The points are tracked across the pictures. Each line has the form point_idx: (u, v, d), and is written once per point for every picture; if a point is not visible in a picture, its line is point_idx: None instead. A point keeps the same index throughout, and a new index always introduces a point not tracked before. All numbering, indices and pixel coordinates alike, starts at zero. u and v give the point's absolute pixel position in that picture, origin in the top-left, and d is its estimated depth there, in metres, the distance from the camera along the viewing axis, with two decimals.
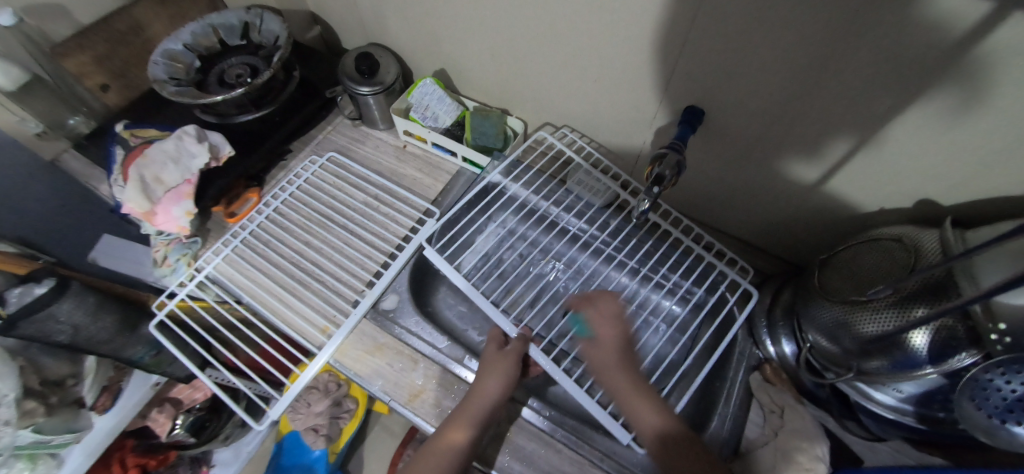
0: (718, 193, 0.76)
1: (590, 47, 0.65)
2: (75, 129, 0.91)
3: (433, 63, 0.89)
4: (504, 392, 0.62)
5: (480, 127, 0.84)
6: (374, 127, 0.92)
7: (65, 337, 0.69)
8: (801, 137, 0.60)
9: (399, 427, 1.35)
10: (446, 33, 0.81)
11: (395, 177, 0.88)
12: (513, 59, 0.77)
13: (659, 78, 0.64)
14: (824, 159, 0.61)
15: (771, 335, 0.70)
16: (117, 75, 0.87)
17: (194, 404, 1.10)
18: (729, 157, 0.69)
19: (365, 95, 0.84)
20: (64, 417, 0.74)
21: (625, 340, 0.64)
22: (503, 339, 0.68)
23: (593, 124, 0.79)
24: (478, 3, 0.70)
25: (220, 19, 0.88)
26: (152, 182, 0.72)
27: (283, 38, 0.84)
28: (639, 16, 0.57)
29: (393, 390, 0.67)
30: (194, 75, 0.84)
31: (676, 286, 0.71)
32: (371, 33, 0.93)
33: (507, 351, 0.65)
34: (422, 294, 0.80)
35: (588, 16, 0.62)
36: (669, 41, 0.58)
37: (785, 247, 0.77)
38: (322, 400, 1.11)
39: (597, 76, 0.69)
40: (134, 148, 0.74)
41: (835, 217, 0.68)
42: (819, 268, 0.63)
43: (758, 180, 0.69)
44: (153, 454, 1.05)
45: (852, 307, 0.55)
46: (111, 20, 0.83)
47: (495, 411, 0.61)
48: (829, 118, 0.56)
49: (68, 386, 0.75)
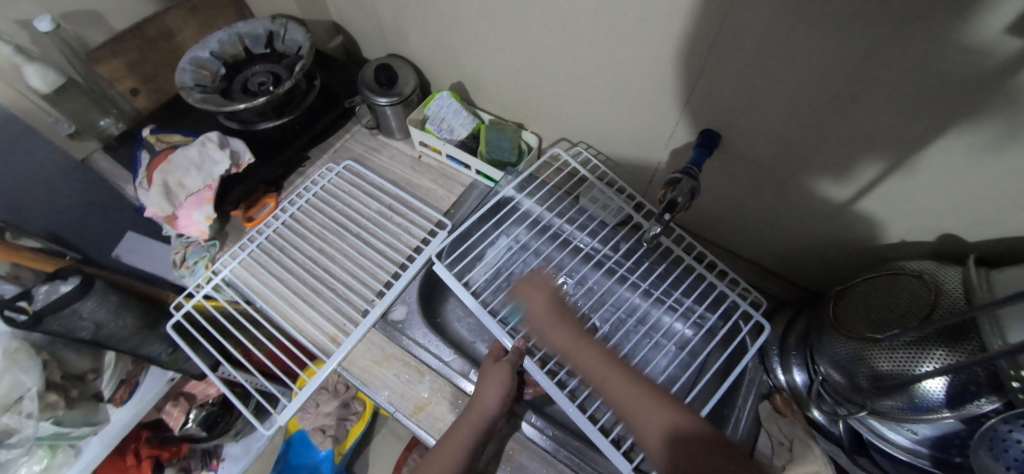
0: (734, 216, 0.75)
1: (607, 64, 0.65)
2: (106, 130, 0.93)
3: (452, 76, 0.90)
4: (502, 403, 0.62)
5: (495, 140, 0.85)
6: (391, 136, 0.93)
7: (87, 333, 0.72)
8: (819, 167, 0.59)
9: (405, 432, 1.36)
10: (466, 47, 0.82)
11: (409, 187, 0.89)
12: (530, 74, 0.77)
13: (677, 99, 0.63)
14: (842, 188, 0.60)
15: (783, 363, 0.68)
16: (147, 80, 0.90)
17: (206, 400, 1.12)
18: (746, 181, 0.68)
19: (383, 106, 0.85)
20: (83, 410, 0.77)
21: (562, 307, 0.63)
22: (501, 352, 0.68)
23: (608, 142, 0.79)
24: (499, 18, 0.71)
25: (247, 28, 0.90)
26: (175, 187, 0.74)
27: (307, 48, 0.86)
28: (659, 36, 0.57)
29: (399, 401, 0.68)
30: (220, 82, 0.86)
31: (686, 309, 0.69)
32: (392, 44, 0.94)
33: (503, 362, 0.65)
34: (431, 305, 0.81)
35: (607, 34, 0.61)
36: (689, 61, 0.58)
37: (801, 273, 0.76)
38: (331, 401, 1.13)
39: (614, 93, 0.69)
40: (158, 153, 0.77)
41: (855, 246, 0.66)
42: (835, 300, 0.61)
43: (776, 204, 0.68)
44: (165, 446, 1.08)
45: (864, 343, 0.54)
46: (143, 26, 0.86)
47: (494, 423, 0.61)
48: (851, 149, 0.55)
49: (89, 380, 0.78)
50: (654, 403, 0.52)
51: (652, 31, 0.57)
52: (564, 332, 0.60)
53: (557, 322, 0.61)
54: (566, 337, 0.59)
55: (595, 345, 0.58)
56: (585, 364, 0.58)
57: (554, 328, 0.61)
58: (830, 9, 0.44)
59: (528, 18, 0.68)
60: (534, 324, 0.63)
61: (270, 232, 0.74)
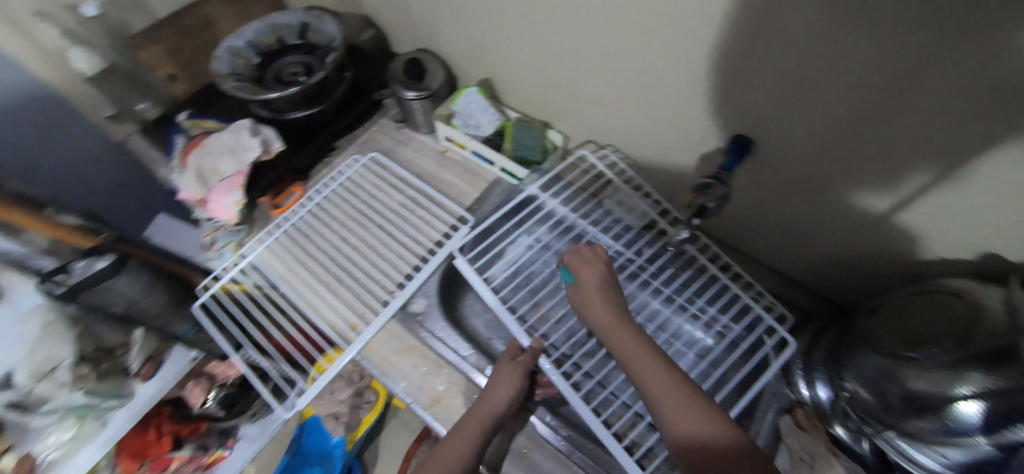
0: (763, 223, 0.74)
1: (639, 64, 0.65)
2: (143, 114, 0.95)
3: (480, 72, 0.91)
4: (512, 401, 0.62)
5: (522, 138, 0.85)
6: (418, 130, 0.94)
7: (120, 307, 0.74)
8: (855, 177, 0.58)
9: (417, 424, 1.38)
10: (496, 44, 0.82)
11: (434, 182, 0.89)
12: (559, 72, 0.77)
13: (710, 102, 0.62)
14: (879, 198, 0.58)
15: (807, 377, 0.66)
16: (185, 66, 0.93)
17: (226, 381, 1.16)
18: (777, 187, 0.66)
19: (411, 100, 0.86)
20: (111, 384, 0.77)
21: (611, 288, 0.60)
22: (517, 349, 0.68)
23: (635, 143, 0.78)
24: (531, 15, 0.71)
25: (281, 19, 0.92)
26: (209, 171, 0.77)
27: (339, 41, 0.87)
28: (693, 38, 0.56)
29: (416, 392, 0.69)
30: (254, 71, 0.88)
31: (708, 317, 0.68)
32: (422, 38, 0.95)
33: (518, 362, 0.65)
34: (451, 300, 0.81)
35: (641, 34, 0.61)
36: (724, 64, 0.57)
37: (829, 285, 0.74)
38: (345, 388, 1.15)
39: (645, 94, 0.68)
40: (194, 138, 0.80)
41: (889, 260, 0.64)
42: (867, 315, 0.60)
43: (807, 212, 0.66)
44: (186, 423, 1.12)
45: (899, 361, 0.52)
46: (183, 15, 0.89)
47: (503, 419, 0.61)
48: (888, 160, 0.53)
49: (118, 355, 0.80)
50: (682, 398, 0.48)
51: (688, 32, 0.56)
52: (606, 309, 0.57)
53: (601, 300, 0.58)
54: (606, 315, 0.57)
55: (632, 329, 0.55)
56: (620, 346, 0.55)
57: (597, 303, 0.58)
58: (876, 14, 0.43)
59: (561, 16, 0.67)
60: (582, 296, 0.60)
61: (298, 221, 0.76)
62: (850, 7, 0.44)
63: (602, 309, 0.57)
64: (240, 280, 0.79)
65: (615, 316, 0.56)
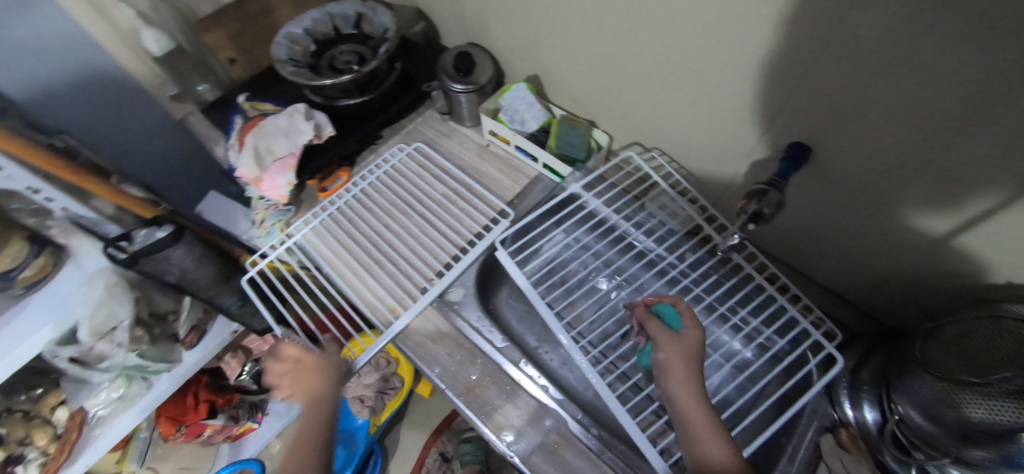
0: (813, 236, 0.71)
1: (694, 69, 0.64)
2: (202, 95, 1.01)
3: (529, 68, 0.91)
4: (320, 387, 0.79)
5: (566, 136, 0.84)
6: (462, 123, 0.95)
7: (173, 277, 0.78)
8: (916, 195, 0.55)
9: (437, 414, 1.40)
10: (546, 41, 0.82)
11: (476, 175, 0.90)
12: (609, 72, 0.76)
13: (766, 109, 0.61)
14: (945, 217, 0.55)
15: (852, 399, 0.64)
16: (244, 51, 0.96)
17: (261, 356, 1.19)
18: (831, 201, 0.64)
19: (458, 93, 0.87)
20: (162, 348, 0.83)
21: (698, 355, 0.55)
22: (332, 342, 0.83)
23: (683, 147, 0.77)
24: (585, 14, 0.71)
25: (338, 9, 0.94)
26: (264, 152, 0.79)
27: (392, 32, 0.89)
28: (755, 42, 0.55)
29: (450, 379, 0.70)
30: (310, 58, 0.91)
31: (750, 328, 0.66)
32: (472, 33, 0.96)
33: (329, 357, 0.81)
34: (487, 292, 0.82)
35: (699, 39, 0.60)
36: (786, 72, 0.55)
37: (880, 305, 0.71)
38: (372, 373, 1.21)
39: (697, 99, 0.67)
40: (251, 119, 0.82)
41: (950, 284, 0.61)
42: (923, 337, 0.57)
43: (862, 229, 0.64)
44: (221, 393, 1.17)
45: (958, 387, 0.50)
46: (246, 1, 0.92)
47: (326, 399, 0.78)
48: (958, 181, 0.51)
49: (169, 321, 0.86)
50: None
51: (749, 38, 0.55)
52: (684, 360, 0.53)
53: (688, 366, 0.53)
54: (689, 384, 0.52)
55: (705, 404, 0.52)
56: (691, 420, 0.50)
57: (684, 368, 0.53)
58: (957, 31, 0.41)
59: (616, 17, 0.67)
60: (670, 350, 0.54)
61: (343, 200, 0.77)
62: (927, 21, 0.42)
63: (671, 349, 0.54)
64: (285, 259, 0.81)
65: (687, 358, 0.53)
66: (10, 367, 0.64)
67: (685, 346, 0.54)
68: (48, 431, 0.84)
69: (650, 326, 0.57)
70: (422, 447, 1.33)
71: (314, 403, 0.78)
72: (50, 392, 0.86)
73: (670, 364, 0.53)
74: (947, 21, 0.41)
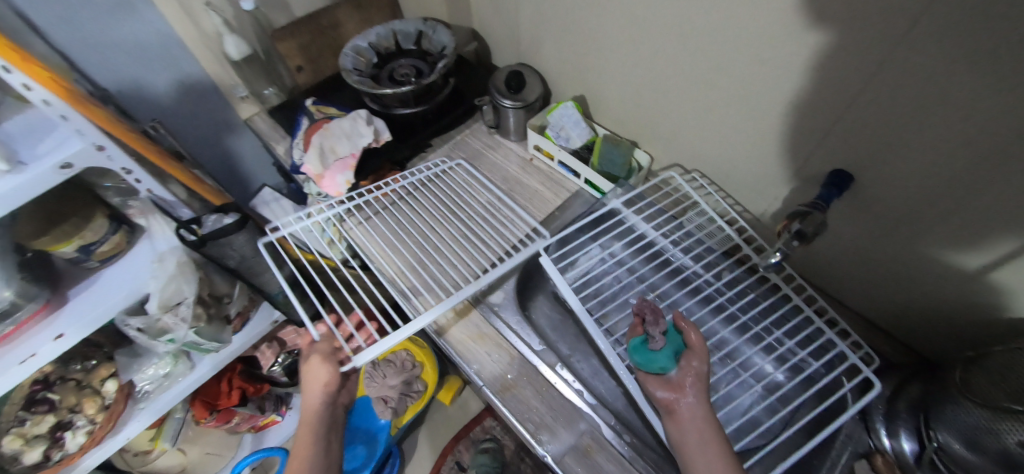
0: (850, 264, 0.73)
1: (738, 96, 0.68)
2: (269, 100, 1.10)
3: (576, 89, 0.96)
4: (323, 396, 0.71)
5: (609, 154, 0.87)
6: (507, 137, 1.00)
7: (233, 262, 0.83)
8: (957, 228, 0.57)
9: (456, 422, 1.41)
10: (595, 64, 0.87)
11: (519, 186, 0.95)
12: (654, 96, 0.80)
13: (807, 137, 0.64)
14: (988, 250, 0.56)
15: (889, 429, 0.64)
16: (312, 60, 1.04)
17: (294, 348, 1.23)
18: (868, 231, 0.66)
19: (508, 108, 0.92)
20: (215, 328, 0.88)
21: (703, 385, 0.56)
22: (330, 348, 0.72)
23: (723, 171, 0.79)
24: (636, 42, 0.76)
25: (401, 26, 1.02)
26: (328, 151, 0.86)
27: (450, 49, 0.96)
28: (800, 74, 0.59)
29: (487, 377, 0.73)
30: (372, 69, 0.98)
31: (785, 348, 0.67)
32: (523, 54, 1.02)
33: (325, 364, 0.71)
34: (525, 298, 0.85)
35: (744, 69, 0.64)
36: (830, 102, 0.58)
37: (919, 337, 0.71)
38: (397, 374, 1.24)
39: (739, 125, 0.71)
40: (317, 120, 0.89)
41: (990, 320, 0.61)
42: (963, 365, 0.58)
43: (900, 259, 0.65)
44: (253, 382, 1.21)
45: (998, 414, 0.51)
46: (318, 16, 1.01)
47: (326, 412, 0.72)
48: (1001, 216, 0.52)
49: (223, 303, 0.90)
50: None
51: (794, 70, 0.59)
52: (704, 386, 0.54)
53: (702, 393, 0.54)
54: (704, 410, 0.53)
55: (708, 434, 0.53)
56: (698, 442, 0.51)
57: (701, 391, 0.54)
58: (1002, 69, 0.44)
59: (665, 46, 0.72)
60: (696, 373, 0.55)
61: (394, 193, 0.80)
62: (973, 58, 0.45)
63: (703, 370, 0.55)
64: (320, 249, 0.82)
65: (706, 384, 0.55)
66: (81, 330, 0.73)
67: (710, 374, 0.55)
68: (97, 402, 0.90)
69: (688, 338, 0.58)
70: (439, 454, 1.33)
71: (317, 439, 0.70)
72: (103, 365, 0.92)
73: (701, 383, 0.54)
74: (991, 60, 0.44)
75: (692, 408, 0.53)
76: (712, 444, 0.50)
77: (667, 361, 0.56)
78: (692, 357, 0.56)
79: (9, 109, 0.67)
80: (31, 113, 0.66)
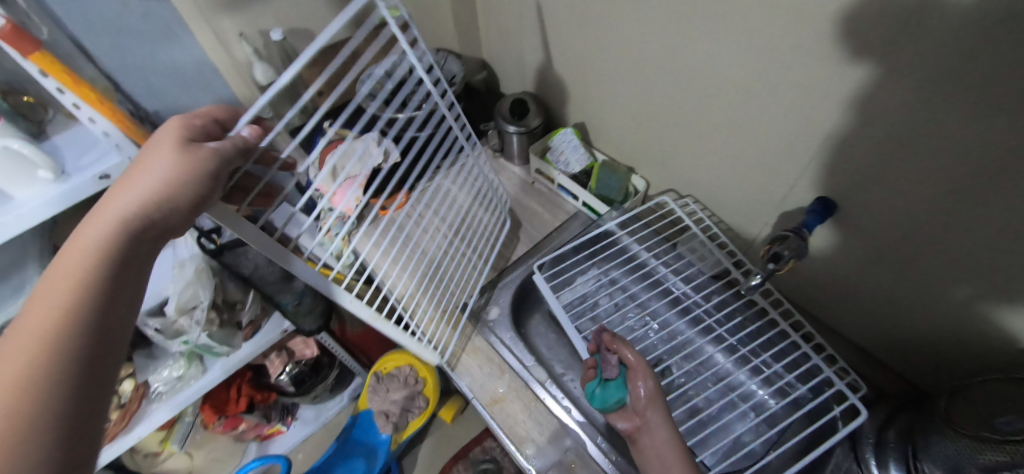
0: (841, 291, 0.73)
1: (725, 126, 0.71)
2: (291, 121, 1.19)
3: (578, 116, 1.00)
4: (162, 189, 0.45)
5: (606, 180, 0.92)
6: (511, 161, 1.05)
7: (248, 270, 0.88)
8: (940, 256, 0.58)
9: (457, 440, 1.41)
10: (594, 93, 0.91)
11: (519, 206, 0.99)
12: (649, 124, 0.84)
13: (792, 165, 0.66)
14: (972, 279, 0.56)
15: (879, 462, 0.62)
16: (331, 86, 1.13)
17: (302, 359, 1.26)
18: (856, 257, 0.67)
19: (511, 133, 0.97)
20: (226, 332, 0.93)
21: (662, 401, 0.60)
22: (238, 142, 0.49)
23: (715, 196, 0.82)
24: (630, 72, 0.80)
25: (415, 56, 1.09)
26: (340, 169, 0.90)
27: (459, 78, 1.02)
28: (779, 107, 0.62)
29: (478, 389, 0.76)
30: (386, 95, 1.05)
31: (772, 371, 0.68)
32: (529, 83, 1.08)
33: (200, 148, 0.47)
34: (520, 315, 0.88)
35: (730, 100, 0.67)
36: (810, 132, 0.61)
37: (912, 365, 0.71)
38: (400, 389, 1.23)
39: (730, 153, 0.74)
40: (333, 142, 0.95)
41: (980, 349, 0.61)
42: (949, 394, 0.58)
43: (888, 286, 0.66)
44: (261, 390, 1.25)
45: (984, 444, 0.50)
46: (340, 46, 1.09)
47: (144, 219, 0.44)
48: (981, 245, 0.53)
49: (236, 310, 0.95)
50: None
51: (775, 102, 0.62)
52: (653, 407, 0.58)
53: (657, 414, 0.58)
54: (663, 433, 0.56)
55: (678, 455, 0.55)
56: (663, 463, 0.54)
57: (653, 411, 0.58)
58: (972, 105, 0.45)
59: (658, 79, 0.76)
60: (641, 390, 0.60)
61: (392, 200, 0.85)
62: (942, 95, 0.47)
63: (653, 389, 0.60)
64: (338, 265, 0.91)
65: (663, 401, 0.60)
66: None
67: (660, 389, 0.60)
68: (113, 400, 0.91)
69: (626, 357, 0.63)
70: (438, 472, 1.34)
71: (70, 286, 0.40)
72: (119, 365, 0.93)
73: (653, 401, 0.59)
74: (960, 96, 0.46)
75: (654, 433, 0.57)
76: (675, 463, 0.53)
77: (619, 392, 0.61)
78: (641, 378, 0.61)
79: (59, 125, 0.74)
80: (79, 129, 0.74)
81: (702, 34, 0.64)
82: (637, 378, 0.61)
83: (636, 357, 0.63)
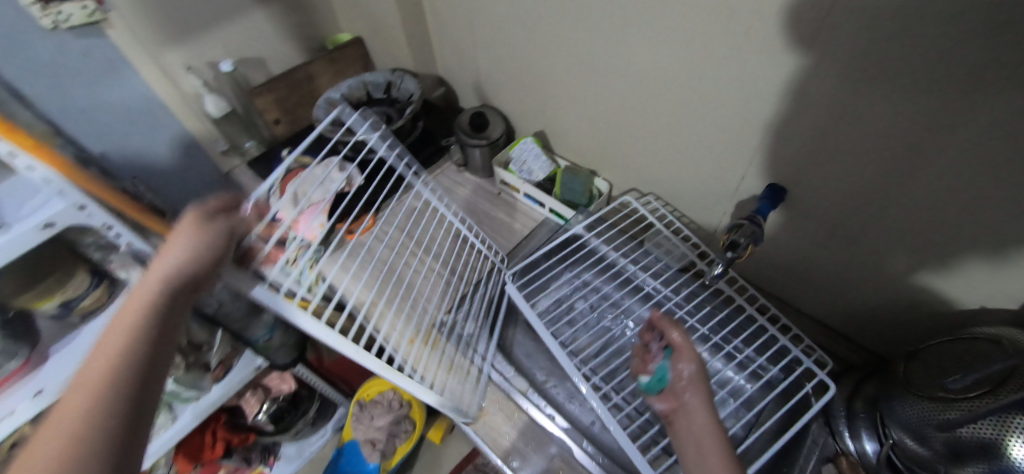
0: (799, 272, 0.76)
1: (677, 123, 0.73)
2: (248, 151, 1.17)
3: (538, 125, 1.02)
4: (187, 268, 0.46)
5: (569, 184, 0.93)
6: (476, 173, 1.05)
7: (212, 307, 0.86)
8: (885, 230, 0.61)
9: (447, 462, 1.38)
10: (551, 100, 0.93)
11: (487, 218, 0.99)
12: (605, 126, 0.86)
13: (742, 155, 0.68)
14: (916, 249, 0.60)
15: (851, 429, 0.66)
16: (287, 112, 1.11)
17: (279, 395, 1.25)
18: (810, 239, 0.70)
19: (473, 146, 0.98)
20: (194, 375, 0.90)
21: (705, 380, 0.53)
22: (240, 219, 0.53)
23: (675, 191, 0.84)
24: (582, 78, 0.82)
25: (371, 77, 1.08)
26: (301, 196, 0.88)
27: (417, 95, 1.02)
28: (723, 100, 0.64)
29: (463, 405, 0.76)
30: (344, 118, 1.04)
31: (741, 357, 0.71)
32: (486, 95, 1.09)
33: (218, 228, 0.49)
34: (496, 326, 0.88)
35: (679, 97, 0.69)
36: (753, 123, 0.64)
37: (874, 337, 0.74)
38: (384, 414, 1.24)
39: (684, 150, 0.76)
40: (292, 169, 0.93)
41: (931, 315, 0.64)
42: (907, 359, 0.61)
43: (840, 264, 0.69)
44: (237, 432, 1.20)
45: (941, 405, 0.53)
46: (293, 72, 1.08)
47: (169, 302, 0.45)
48: (919, 217, 0.56)
49: (203, 351, 0.92)
50: None
51: (721, 95, 0.64)
52: (693, 396, 0.52)
53: (699, 398, 0.51)
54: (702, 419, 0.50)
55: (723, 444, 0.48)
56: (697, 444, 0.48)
57: (693, 389, 0.52)
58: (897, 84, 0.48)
59: (610, 82, 0.78)
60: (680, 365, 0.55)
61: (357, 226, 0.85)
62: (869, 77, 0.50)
63: (694, 371, 0.54)
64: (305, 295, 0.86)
65: (707, 384, 0.53)
66: (58, 387, 0.73)
67: (704, 370, 0.54)
68: None
69: (672, 336, 0.58)
70: None
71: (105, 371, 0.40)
72: None
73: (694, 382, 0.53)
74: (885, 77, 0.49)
75: (691, 416, 0.51)
76: (708, 450, 0.47)
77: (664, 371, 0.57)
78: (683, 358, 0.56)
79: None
80: (15, 178, 0.70)
81: (647, 35, 0.66)
82: (680, 361, 0.55)
83: (681, 337, 0.57)
